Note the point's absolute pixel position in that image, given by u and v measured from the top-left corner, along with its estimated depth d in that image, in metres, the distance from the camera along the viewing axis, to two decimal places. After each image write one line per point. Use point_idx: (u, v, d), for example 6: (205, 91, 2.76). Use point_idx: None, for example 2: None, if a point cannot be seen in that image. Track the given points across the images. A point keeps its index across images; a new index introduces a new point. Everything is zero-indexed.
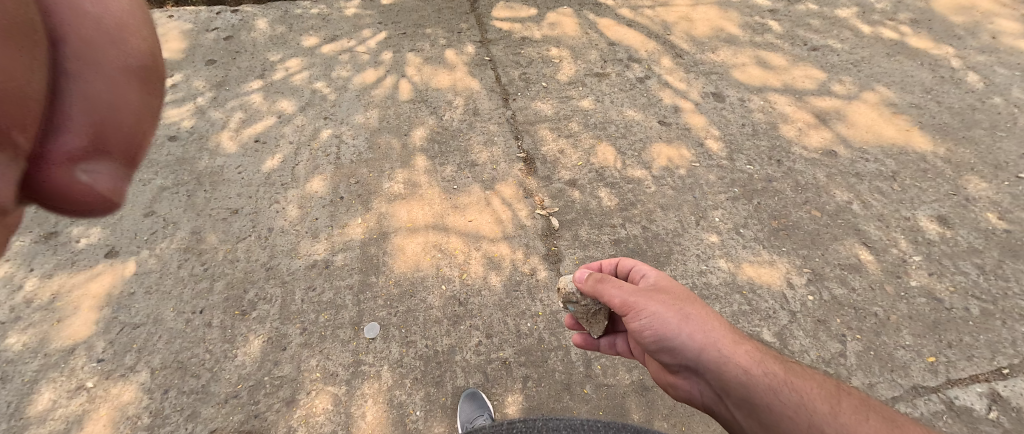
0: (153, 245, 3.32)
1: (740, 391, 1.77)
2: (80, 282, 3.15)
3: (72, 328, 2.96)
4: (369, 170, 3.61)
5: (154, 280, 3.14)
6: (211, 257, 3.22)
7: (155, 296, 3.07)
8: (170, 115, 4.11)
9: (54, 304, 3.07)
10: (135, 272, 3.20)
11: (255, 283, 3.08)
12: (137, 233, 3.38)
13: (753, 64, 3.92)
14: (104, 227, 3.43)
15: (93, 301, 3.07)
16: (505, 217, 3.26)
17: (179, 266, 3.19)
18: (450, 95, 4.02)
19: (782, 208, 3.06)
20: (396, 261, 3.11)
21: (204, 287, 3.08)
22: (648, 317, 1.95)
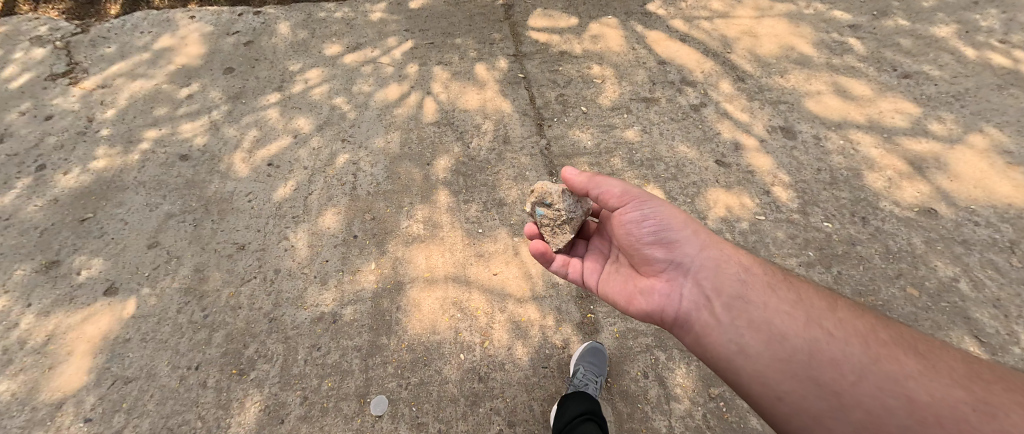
0: (155, 283, 3.02)
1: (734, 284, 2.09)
2: (75, 324, 2.89)
3: (62, 378, 2.71)
4: (387, 204, 3.25)
5: (151, 326, 2.85)
6: (212, 301, 2.92)
7: (150, 345, 2.79)
8: (184, 131, 3.78)
9: (47, 347, 2.82)
10: (133, 315, 2.90)
11: (256, 337, 2.77)
12: (139, 267, 3.09)
13: (831, 92, 3.38)
14: (106, 258, 3.16)
15: (86, 346, 2.81)
16: (535, 273, 2.88)
17: (178, 311, 2.90)
18: (478, 118, 3.59)
19: (869, 282, 2.60)
20: (411, 321, 2.78)
21: (202, 338, 2.79)
22: (652, 211, 2.28)
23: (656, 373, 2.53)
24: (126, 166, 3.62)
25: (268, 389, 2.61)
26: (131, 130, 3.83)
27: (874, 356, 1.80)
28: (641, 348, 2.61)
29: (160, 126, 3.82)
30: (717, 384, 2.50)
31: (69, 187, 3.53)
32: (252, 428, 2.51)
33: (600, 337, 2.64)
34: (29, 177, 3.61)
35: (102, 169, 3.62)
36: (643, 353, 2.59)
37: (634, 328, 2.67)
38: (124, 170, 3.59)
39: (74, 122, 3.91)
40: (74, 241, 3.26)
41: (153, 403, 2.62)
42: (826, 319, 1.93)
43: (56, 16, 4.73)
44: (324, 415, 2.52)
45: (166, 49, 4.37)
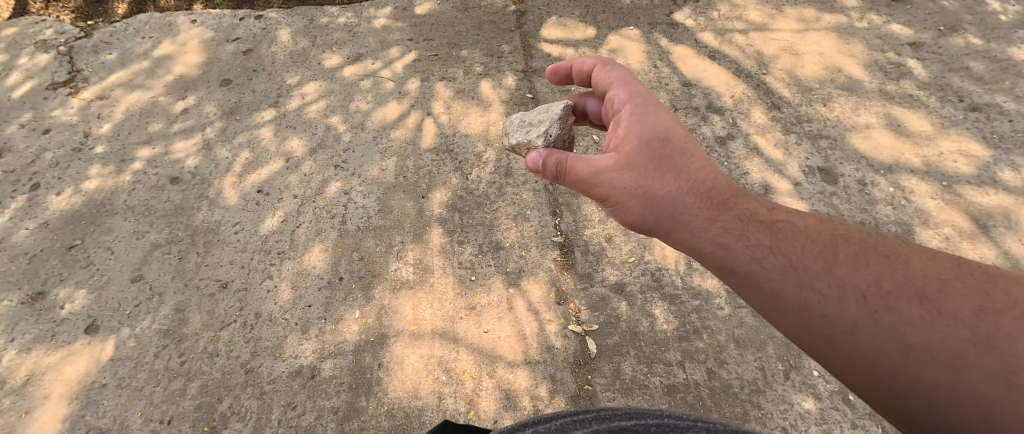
0: (135, 323, 2.88)
1: (712, 242, 1.74)
2: (54, 364, 2.79)
3: (38, 423, 2.64)
4: (376, 241, 3.01)
5: (128, 371, 2.74)
6: (190, 347, 2.77)
7: (125, 392, 2.68)
8: (176, 150, 3.54)
9: (25, 388, 2.74)
10: (112, 357, 2.78)
11: (231, 391, 2.63)
12: (121, 304, 2.95)
13: (881, 127, 2.99)
14: (90, 292, 3.01)
15: (63, 389, 2.71)
16: (528, 333, 2.64)
17: (155, 356, 2.77)
18: (480, 145, 3.29)
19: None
20: (393, 382, 2.57)
21: (177, 389, 2.66)
22: (609, 193, 1.90)
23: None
24: (117, 187, 3.42)
25: None
26: (125, 148, 3.61)
27: (871, 308, 1.47)
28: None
29: (154, 145, 3.59)
30: None
31: (59, 210, 3.37)
32: None
33: None
34: (23, 197, 3.45)
35: (93, 190, 3.43)
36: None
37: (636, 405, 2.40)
38: (115, 192, 3.40)
39: (71, 138, 3.70)
40: (61, 270, 3.12)
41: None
42: (815, 277, 1.57)
43: (64, 18, 4.41)
44: None
45: (166, 57, 4.06)
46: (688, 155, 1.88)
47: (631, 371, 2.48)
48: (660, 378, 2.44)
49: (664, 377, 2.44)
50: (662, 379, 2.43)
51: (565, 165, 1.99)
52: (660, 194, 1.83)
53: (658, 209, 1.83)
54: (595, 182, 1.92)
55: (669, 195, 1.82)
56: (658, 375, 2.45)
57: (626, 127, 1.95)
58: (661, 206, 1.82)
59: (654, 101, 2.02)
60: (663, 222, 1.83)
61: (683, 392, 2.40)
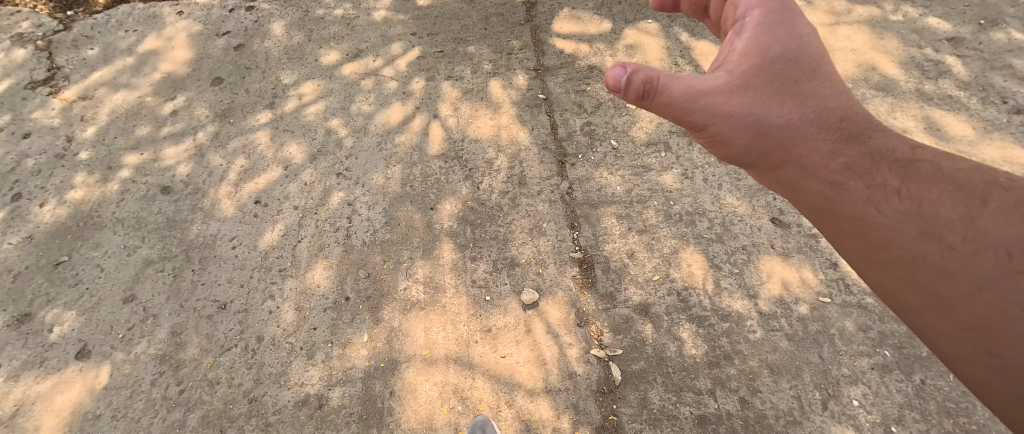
0: (129, 347, 2.71)
1: (824, 178, 1.56)
2: (43, 393, 2.61)
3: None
4: (384, 257, 2.84)
5: (123, 400, 2.57)
6: (189, 374, 2.61)
7: (122, 424, 2.52)
8: (166, 157, 3.32)
9: (14, 420, 2.56)
10: (106, 385, 2.61)
11: (234, 422, 2.48)
12: (113, 327, 2.77)
13: (922, 131, 2.88)
14: (79, 314, 2.82)
15: (54, 421, 2.54)
16: (548, 358, 2.49)
17: (152, 384, 2.60)
18: (491, 150, 3.09)
19: (963, 399, 2.28)
20: (406, 412, 2.43)
21: (177, 419, 2.51)
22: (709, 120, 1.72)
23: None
24: (104, 198, 3.19)
25: None
26: (111, 154, 3.36)
27: (1014, 267, 1.25)
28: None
29: (142, 150, 3.36)
30: None
31: (45, 222, 3.12)
32: None
33: None
34: (3, 209, 3.17)
35: (79, 200, 3.18)
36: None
37: None
38: (103, 203, 3.17)
39: (53, 143, 3.41)
40: (48, 290, 2.90)
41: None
42: (950, 225, 1.35)
43: (41, 9, 4.03)
44: None
45: (151, 53, 3.79)
46: (817, 77, 1.71)
47: (658, 401, 2.35)
48: (690, 409, 2.32)
49: (694, 407, 2.33)
50: (692, 410, 2.32)
51: (661, 85, 1.74)
52: (776, 123, 1.66)
53: (769, 139, 1.66)
54: (693, 106, 1.73)
55: (786, 124, 1.65)
56: (687, 406, 2.33)
57: (748, 42, 1.76)
58: (773, 136, 1.66)
59: (787, 7, 1.79)
60: (771, 154, 1.66)
61: (715, 424, 2.29)
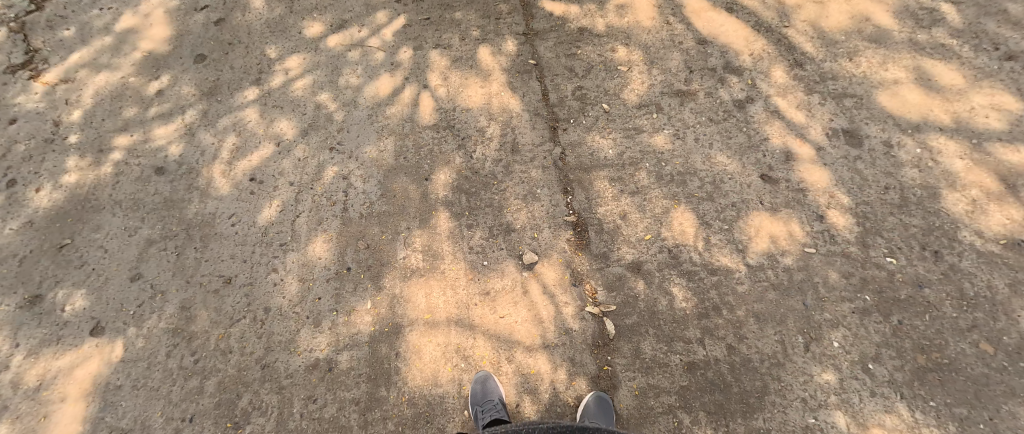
0: (140, 323, 2.78)
1: None
2: (64, 368, 2.69)
3: (57, 427, 2.58)
4: (381, 229, 2.89)
5: (142, 371, 2.67)
6: (202, 345, 2.70)
7: (142, 393, 2.63)
8: (156, 137, 3.31)
9: (39, 393, 2.65)
10: (124, 359, 2.71)
11: (249, 386, 2.59)
12: (124, 304, 2.83)
13: (910, 82, 2.96)
14: (88, 294, 2.87)
15: (77, 394, 2.64)
16: (546, 317, 2.58)
17: (167, 356, 2.69)
18: (482, 119, 3.10)
19: (937, 336, 2.41)
20: (412, 371, 2.55)
21: (194, 387, 2.62)
22: None
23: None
24: (99, 180, 3.20)
25: None
26: (100, 136, 3.34)
27: None
28: (662, 409, 2.38)
29: (131, 131, 3.34)
30: None
31: (43, 208, 3.12)
32: None
33: (617, 395, 2.41)
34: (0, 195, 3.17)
35: (74, 184, 3.19)
36: (665, 415, 2.37)
37: (657, 384, 2.42)
38: (98, 185, 3.18)
39: (41, 127, 3.38)
40: (55, 271, 2.94)
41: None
42: None
43: None
44: None
45: (130, 31, 3.70)
46: None
47: (650, 351, 2.48)
48: (679, 356, 2.46)
49: (684, 355, 2.46)
50: (682, 358, 2.45)
51: None
52: None
53: None
54: None
55: None
56: (677, 354, 2.46)
57: None
58: None
59: None
60: None
61: (703, 369, 2.43)
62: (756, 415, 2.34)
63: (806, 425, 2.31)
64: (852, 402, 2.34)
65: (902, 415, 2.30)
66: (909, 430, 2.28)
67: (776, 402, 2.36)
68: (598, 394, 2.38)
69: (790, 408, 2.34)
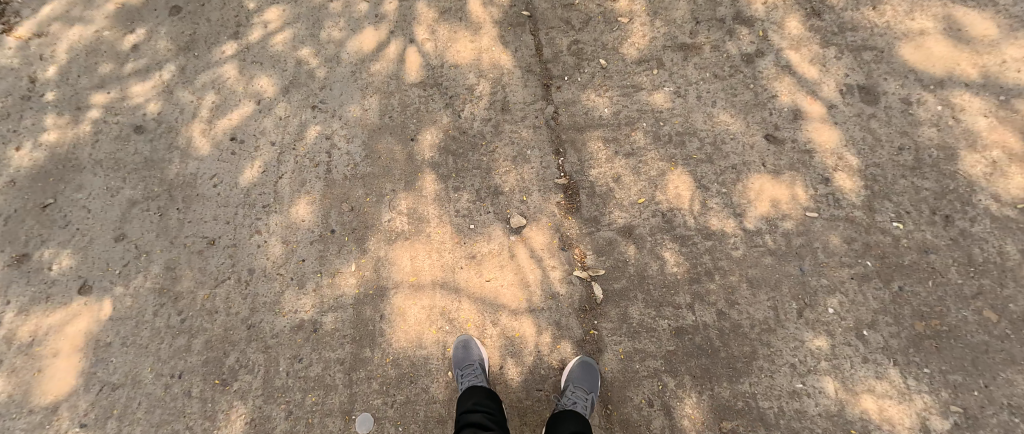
0: (127, 282, 2.69)
1: None
2: (55, 325, 2.62)
3: (52, 381, 2.53)
4: (366, 191, 2.76)
5: (130, 330, 2.60)
6: (189, 304, 2.63)
7: (132, 350, 2.57)
8: (134, 94, 3.10)
9: (32, 348, 2.59)
10: (112, 317, 2.63)
11: (236, 345, 2.54)
12: (109, 264, 2.72)
13: (938, 33, 2.72)
14: (74, 253, 2.74)
15: (69, 350, 2.58)
16: (532, 280, 2.48)
17: (155, 314, 2.62)
18: (471, 76, 2.92)
19: (938, 303, 2.29)
20: (396, 332, 2.47)
21: (182, 345, 2.56)
22: None
23: (663, 401, 2.25)
24: (78, 138, 3.00)
25: (252, 401, 2.45)
26: (77, 93, 3.11)
27: None
28: (648, 374, 2.29)
29: (109, 88, 3.12)
30: (730, 417, 2.22)
31: (23, 167, 2.93)
32: None
33: (602, 359, 2.33)
34: None
35: (54, 143, 2.98)
36: (650, 379, 2.29)
37: (644, 349, 2.33)
38: (77, 144, 2.99)
39: (17, 83, 3.13)
40: (39, 231, 2.80)
41: (142, 411, 2.48)
42: None
43: None
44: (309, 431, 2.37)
45: None
46: None
47: (638, 316, 2.38)
48: (668, 321, 2.36)
49: (672, 320, 2.36)
50: (670, 322, 2.36)
51: None
52: None
53: None
54: None
55: None
56: (666, 319, 2.36)
57: None
58: None
59: None
60: None
61: (691, 334, 2.33)
62: (742, 380, 2.26)
63: (794, 391, 2.23)
64: (843, 368, 2.24)
65: (893, 381, 2.20)
66: (900, 396, 2.19)
67: (764, 367, 2.27)
68: (583, 359, 2.29)
69: (778, 373, 2.25)
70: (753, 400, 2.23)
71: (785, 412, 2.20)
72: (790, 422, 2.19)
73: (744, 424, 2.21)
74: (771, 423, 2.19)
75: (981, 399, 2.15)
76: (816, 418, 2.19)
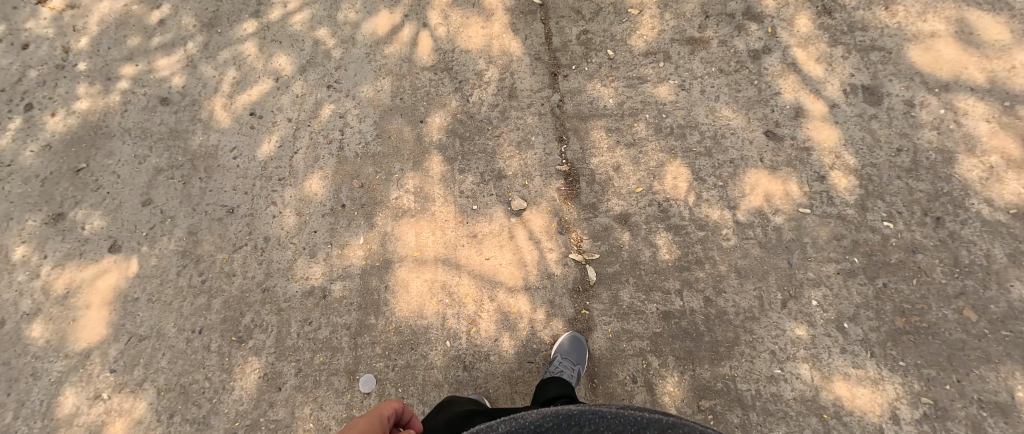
0: (153, 243, 2.74)
1: None
2: (86, 279, 2.69)
3: (84, 331, 2.60)
4: (375, 170, 2.81)
5: (156, 286, 2.66)
6: (209, 266, 2.68)
7: (158, 305, 2.63)
8: (160, 68, 3.12)
9: (67, 299, 2.66)
10: (139, 274, 2.69)
11: (251, 306, 2.60)
12: (136, 226, 2.78)
13: (948, 36, 2.73)
14: (105, 215, 2.81)
15: (101, 302, 2.65)
16: (529, 261, 2.58)
17: (178, 274, 2.68)
18: (481, 62, 2.99)
19: (920, 301, 2.35)
20: (399, 302, 2.56)
21: (202, 304, 2.62)
22: None
23: (646, 378, 2.36)
24: (108, 107, 3.04)
25: (265, 357, 2.51)
26: (107, 64, 3.15)
27: None
28: (633, 353, 2.40)
29: (137, 61, 3.14)
30: (709, 396, 2.31)
31: (58, 132, 3.00)
32: (254, 392, 2.46)
33: (590, 337, 2.44)
34: (18, 118, 3.04)
35: (87, 111, 3.04)
36: (636, 357, 2.40)
37: (631, 329, 2.44)
38: (108, 112, 3.03)
39: (51, 53, 3.18)
40: (74, 193, 2.87)
41: (166, 361, 2.53)
42: None
43: None
44: (316, 387, 2.45)
45: None
46: None
47: (628, 298, 2.48)
48: (656, 305, 2.46)
49: (660, 304, 2.46)
50: (658, 306, 2.46)
51: None
52: None
53: None
54: None
55: None
56: (655, 303, 2.46)
57: None
58: None
59: None
60: None
61: (678, 318, 2.43)
62: (723, 363, 2.35)
63: (773, 376, 2.32)
64: (821, 356, 2.32)
65: (868, 371, 2.29)
66: (873, 385, 2.27)
67: (745, 352, 2.36)
68: (574, 335, 2.40)
69: (758, 358, 2.35)
70: (732, 382, 2.32)
71: (762, 395, 2.29)
72: (766, 404, 2.28)
73: (721, 404, 2.30)
74: (747, 405, 2.29)
75: (952, 393, 2.22)
76: (791, 402, 2.28)
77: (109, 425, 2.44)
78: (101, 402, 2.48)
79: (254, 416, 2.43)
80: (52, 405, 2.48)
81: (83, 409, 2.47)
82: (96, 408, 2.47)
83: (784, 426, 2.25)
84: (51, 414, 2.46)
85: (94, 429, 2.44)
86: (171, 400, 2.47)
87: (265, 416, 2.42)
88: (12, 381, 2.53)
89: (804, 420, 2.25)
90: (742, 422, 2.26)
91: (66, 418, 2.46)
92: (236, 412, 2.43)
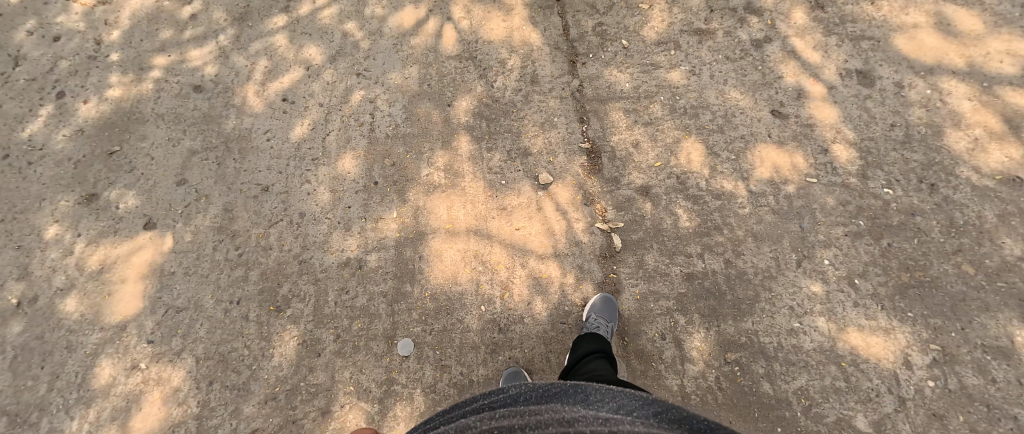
0: (188, 220, 2.81)
1: None
2: (121, 255, 2.74)
3: (120, 304, 2.64)
4: (406, 149, 2.94)
5: (192, 261, 2.72)
6: (245, 241, 2.75)
7: (194, 278, 2.68)
8: (192, 58, 3.24)
9: (102, 275, 2.71)
10: (174, 249, 2.75)
11: (288, 277, 2.67)
12: (171, 204, 2.85)
13: (929, 27, 3.02)
14: (139, 194, 2.87)
15: (136, 277, 2.70)
16: (557, 230, 2.72)
17: (214, 249, 2.74)
18: (503, 51, 3.18)
19: (922, 258, 2.54)
20: (433, 271, 2.66)
21: (239, 276, 2.68)
22: None
23: (674, 335, 2.49)
24: (142, 95, 3.14)
25: (304, 325, 2.58)
26: (139, 55, 3.25)
27: None
28: (661, 312, 2.53)
29: (169, 52, 3.26)
30: (734, 350, 2.45)
31: (91, 118, 3.07)
32: (293, 358, 2.52)
33: (619, 298, 2.56)
34: (50, 105, 3.11)
35: (119, 98, 3.13)
36: (663, 316, 2.53)
37: (657, 290, 2.57)
38: (141, 99, 3.13)
39: (83, 45, 3.27)
40: (107, 174, 2.93)
41: (204, 330, 2.58)
42: None
43: None
44: (355, 352, 2.52)
45: None
46: None
47: (654, 262, 2.63)
48: (680, 267, 2.60)
49: (684, 266, 2.61)
50: (682, 268, 2.60)
51: None
52: None
53: None
54: None
55: None
56: (678, 265, 2.61)
57: None
58: None
59: None
60: None
61: (701, 279, 2.58)
62: (746, 319, 2.50)
63: (793, 329, 2.46)
64: (836, 310, 2.49)
65: (879, 322, 2.45)
66: (885, 335, 2.43)
67: (765, 308, 2.51)
68: (604, 296, 2.53)
69: (778, 314, 2.50)
70: (755, 336, 2.46)
71: (784, 347, 2.44)
72: (787, 355, 2.42)
73: (745, 356, 2.43)
74: (770, 356, 2.43)
75: (958, 339, 2.39)
76: (810, 352, 2.42)
77: (148, 394, 2.48)
78: (138, 371, 2.51)
79: (294, 381, 2.48)
80: (89, 376, 2.51)
81: (120, 379, 2.50)
82: (133, 378, 2.50)
83: (805, 375, 2.39)
84: (88, 385, 2.50)
85: (131, 398, 2.48)
86: (210, 368, 2.51)
87: (306, 381, 2.48)
88: (46, 355, 2.55)
89: (823, 369, 2.40)
90: (767, 372, 2.40)
91: (102, 388, 2.49)
92: (276, 378, 2.49)
